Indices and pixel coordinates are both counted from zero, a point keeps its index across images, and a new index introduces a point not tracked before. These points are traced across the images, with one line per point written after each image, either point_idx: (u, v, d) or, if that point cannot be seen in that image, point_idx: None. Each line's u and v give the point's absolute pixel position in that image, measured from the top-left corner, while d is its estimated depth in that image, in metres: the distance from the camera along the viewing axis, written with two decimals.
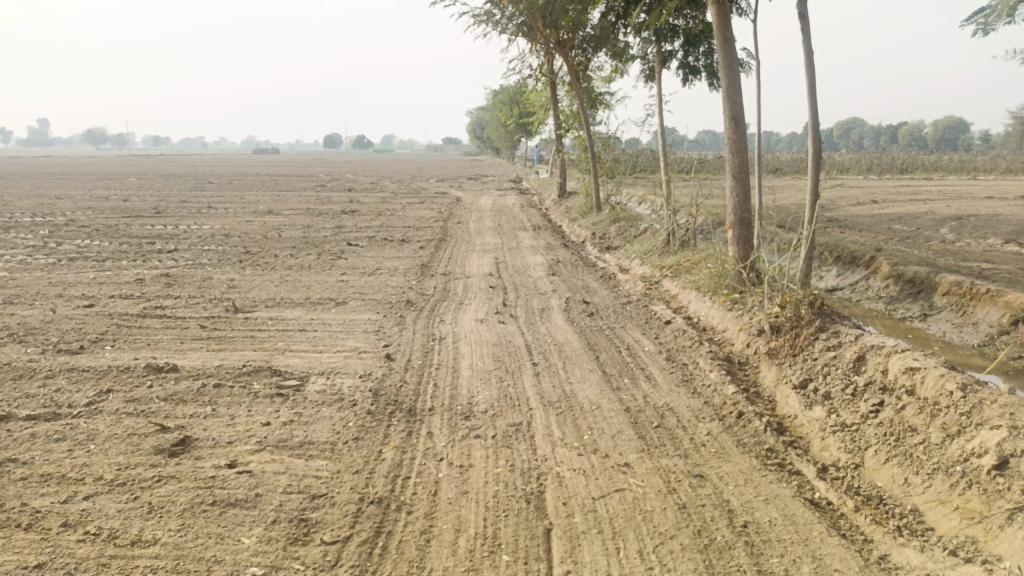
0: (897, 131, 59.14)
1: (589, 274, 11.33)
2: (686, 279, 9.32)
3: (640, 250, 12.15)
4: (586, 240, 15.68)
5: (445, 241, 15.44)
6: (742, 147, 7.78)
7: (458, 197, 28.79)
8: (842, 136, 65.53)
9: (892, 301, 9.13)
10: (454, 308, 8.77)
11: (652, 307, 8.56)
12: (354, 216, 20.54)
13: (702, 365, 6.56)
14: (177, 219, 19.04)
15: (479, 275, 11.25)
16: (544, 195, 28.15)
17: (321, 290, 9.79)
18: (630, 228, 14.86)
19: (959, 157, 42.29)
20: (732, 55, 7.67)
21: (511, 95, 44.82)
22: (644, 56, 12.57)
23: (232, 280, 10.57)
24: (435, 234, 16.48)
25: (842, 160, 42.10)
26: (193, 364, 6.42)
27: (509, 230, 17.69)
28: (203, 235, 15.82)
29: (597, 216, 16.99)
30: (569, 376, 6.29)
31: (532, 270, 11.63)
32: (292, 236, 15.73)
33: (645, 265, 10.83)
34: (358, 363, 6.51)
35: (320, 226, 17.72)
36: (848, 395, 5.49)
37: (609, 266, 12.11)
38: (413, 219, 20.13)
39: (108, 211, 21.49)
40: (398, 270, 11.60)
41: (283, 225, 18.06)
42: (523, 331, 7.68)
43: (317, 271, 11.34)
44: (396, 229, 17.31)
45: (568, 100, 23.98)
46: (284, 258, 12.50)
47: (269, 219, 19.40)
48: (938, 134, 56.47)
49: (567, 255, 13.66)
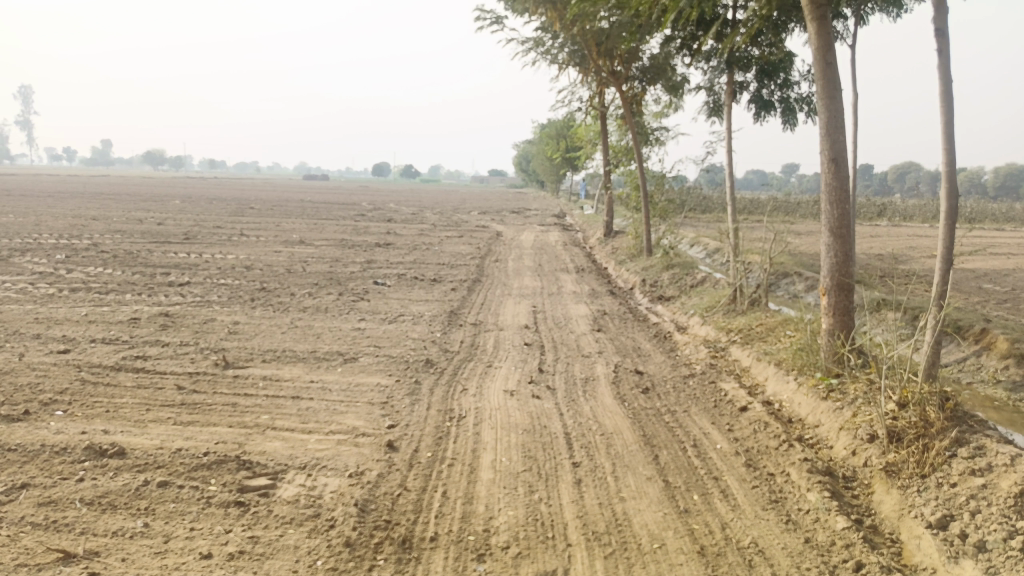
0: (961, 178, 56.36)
1: (640, 332, 9.85)
2: (760, 349, 7.78)
3: (699, 304, 10.64)
4: (635, 288, 14.21)
5: (480, 282, 14.16)
6: (844, 196, 6.30)
7: (499, 231, 27.63)
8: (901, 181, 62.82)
9: (1018, 387, 7.42)
10: (481, 373, 7.38)
11: (722, 385, 7.04)
12: (388, 250, 19.46)
13: (795, 479, 5.02)
14: (203, 247, 18.22)
15: (514, 327, 9.88)
16: (589, 232, 26.78)
17: (331, 342, 8.52)
18: (685, 276, 13.36)
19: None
20: (835, 85, 6.26)
21: (558, 128, 43.82)
22: (711, 88, 11.19)
23: (235, 323, 9.40)
24: (470, 274, 15.21)
25: (904, 205, 39.79)
26: (147, 446, 5.13)
27: (551, 272, 16.31)
28: (223, 266, 14.85)
29: (647, 260, 15.54)
30: (621, 488, 4.82)
31: (573, 323, 10.21)
32: (317, 271, 14.64)
33: (707, 326, 9.32)
34: (350, 454, 5.13)
35: (348, 260, 16.63)
36: (1015, 551, 3.89)
37: (663, 321, 10.62)
38: (449, 255, 18.92)
39: (137, 235, 20.92)
40: (423, 317, 10.31)
41: (311, 257, 17.05)
42: (561, 411, 6.24)
43: (333, 315, 10.11)
44: (428, 266, 16.11)
45: (619, 135, 22.70)
46: (300, 298, 11.34)
47: (297, 250, 18.45)
48: (1001, 181, 53.43)
49: (614, 305, 12.23)
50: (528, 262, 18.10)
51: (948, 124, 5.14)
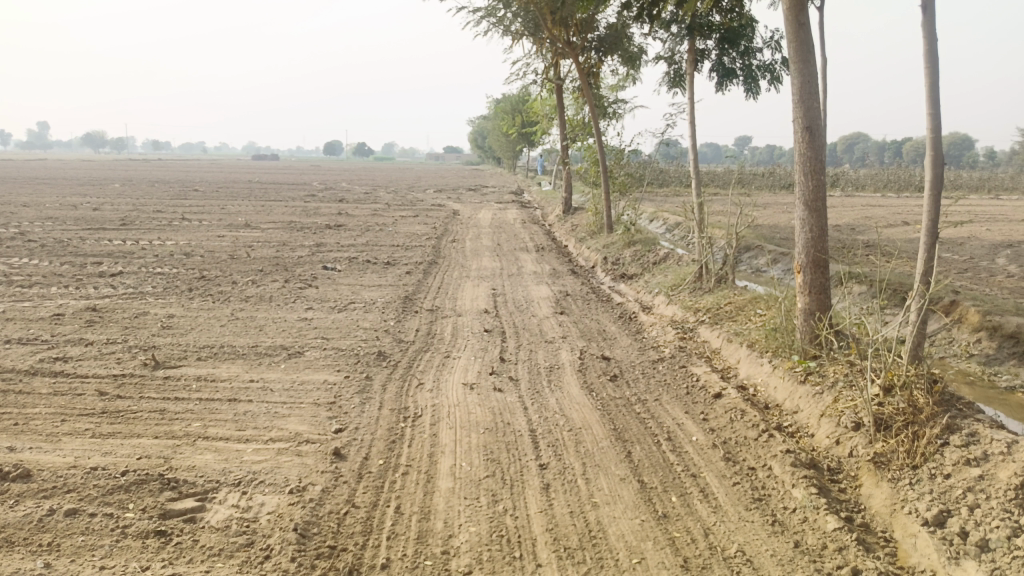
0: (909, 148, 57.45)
1: (604, 313, 9.44)
2: (730, 329, 7.43)
3: (663, 282, 10.29)
4: (596, 266, 13.80)
5: (436, 264, 13.59)
6: (819, 167, 5.92)
7: (455, 210, 26.95)
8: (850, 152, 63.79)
9: (991, 361, 7.23)
10: (438, 365, 6.86)
11: (693, 370, 6.66)
12: (340, 232, 18.69)
13: (779, 474, 4.65)
14: (142, 234, 17.21)
15: (473, 311, 9.39)
16: (547, 209, 26.31)
17: (275, 335, 7.89)
18: (647, 253, 13.01)
19: (979, 175, 40.43)
20: (808, 48, 5.85)
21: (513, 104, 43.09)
22: (671, 57, 10.74)
23: (170, 317, 8.68)
24: (426, 255, 14.61)
25: (855, 176, 40.25)
26: (58, 465, 4.46)
27: (510, 251, 15.80)
28: (161, 253, 13.97)
29: (608, 237, 15.16)
30: (593, 493, 4.39)
31: (534, 306, 9.74)
32: (263, 257, 13.87)
33: (673, 305, 8.94)
34: (292, 466, 4.58)
35: (297, 244, 15.87)
36: (1021, 550, 3.58)
37: (627, 301, 10.25)
38: (404, 235, 18.25)
39: (70, 222, 19.72)
40: (376, 303, 9.73)
41: (257, 242, 16.21)
42: (525, 405, 5.78)
43: (278, 305, 9.45)
44: (382, 248, 15.44)
45: (576, 109, 22.19)
46: (244, 286, 10.62)
47: (243, 234, 17.57)
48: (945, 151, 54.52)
49: (576, 284, 11.81)
50: (486, 241, 17.57)
51: (934, 87, 4.76)
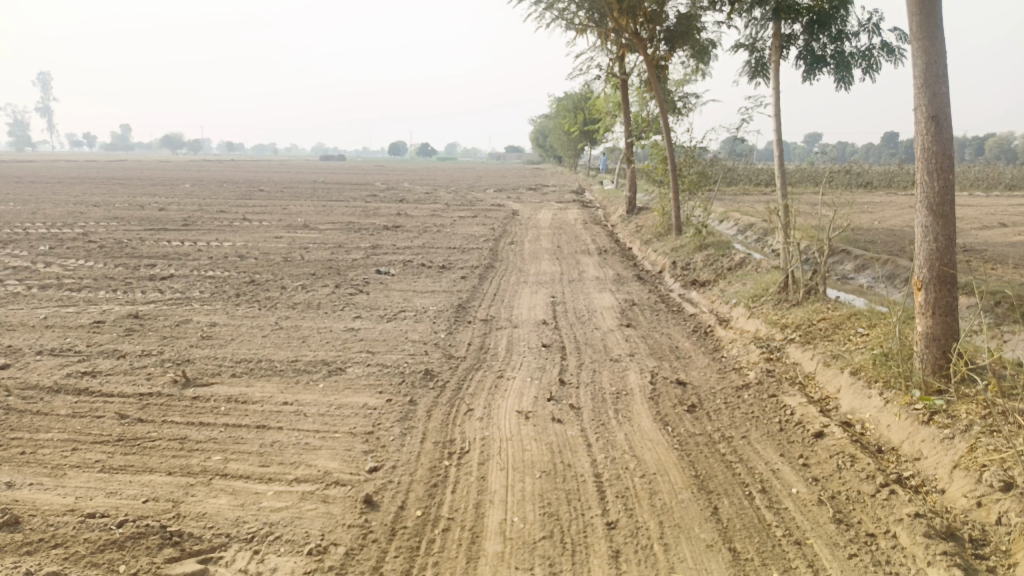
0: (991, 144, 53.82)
1: (676, 326, 8.55)
2: (826, 351, 6.46)
3: (741, 292, 9.34)
4: (664, 271, 12.87)
5: (493, 268, 12.91)
6: (947, 163, 4.92)
7: (515, 210, 26.30)
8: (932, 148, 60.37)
9: None
10: (490, 387, 6.13)
11: (785, 399, 5.75)
12: (396, 233, 18.22)
13: (908, 546, 3.73)
14: (200, 234, 17.11)
15: (531, 322, 8.65)
16: (610, 209, 25.37)
17: (317, 348, 7.32)
18: (721, 258, 12.03)
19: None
20: (934, 19, 4.88)
21: (575, 100, 42.13)
22: (753, 43, 9.74)
23: (212, 326, 8.23)
24: (483, 258, 13.94)
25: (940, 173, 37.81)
26: (53, 509, 3.93)
27: (571, 254, 14.99)
28: (215, 255, 13.71)
29: (677, 240, 14.19)
30: (674, 565, 3.57)
31: (598, 316, 8.93)
32: (317, 259, 13.43)
33: (755, 319, 7.99)
34: (314, 517, 3.92)
35: (352, 245, 15.44)
36: None
37: (700, 312, 9.33)
38: (461, 237, 17.65)
39: (134, 222, 19.87)
40: (428, 312, 9.10)
41: (312, 243, 15.86)
42: (589, 440, 4.99)
43: (325, 313, 8.91)
44: (438, 251, 14.86)
45: (642, 104, 21.20)
46: (292, 291, 10.15)
47: (299, 235, 17.27)
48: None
49: (643, 292, 10.95)
50: (547, 243, 16.82)
51: None
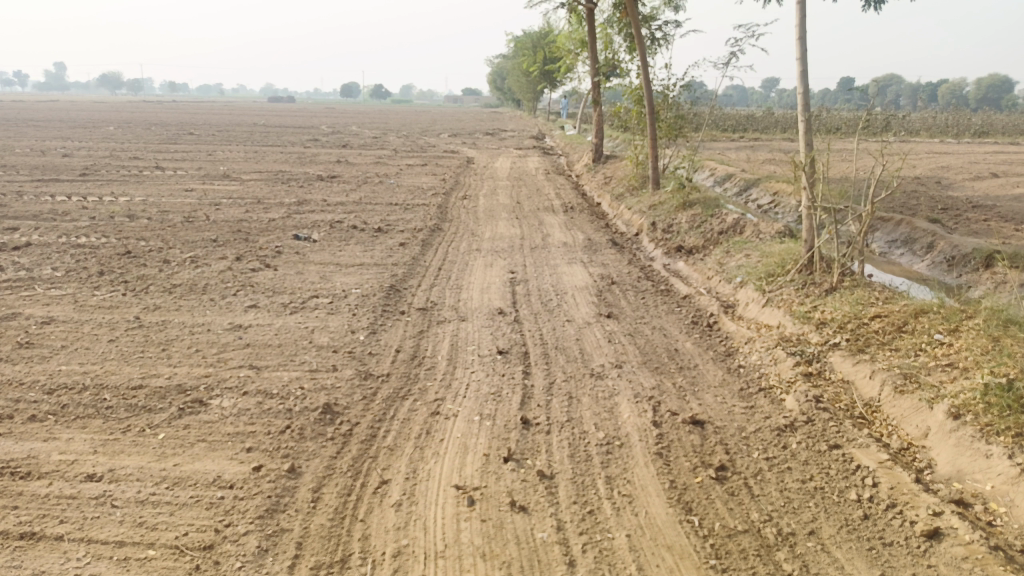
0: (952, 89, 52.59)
1: (670, 315, 6.63)
2: (893, 368, 4.61)
3: (745, 267, 7.48)
4: (641, 234, 10.97)
5: (439, 229, 10.81)
6: None
7: (470, 157, 24.03)
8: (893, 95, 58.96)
9: None
10: (416, 432, 4.14)
11: (855, 453, 3.89)
12: (331, 185, 15.84)
13: None
14: (96, 187, 14.50)
15: (482, 310, 6.66)
16: (573, 156, 23.28)
17: (180, 362, 5.20)
18: (709, 219, 10.16)
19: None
20: None
21: (535, 39, 39.39)
22: None
23: (44, 325, 6.01)
24: (429, 217, 11.81)
25: (910, 119, 36.47)
26: None
27: (532, 212, 12.92)
28: (101, 213, 11.28)
29: (653, 195, 12.28)
30: None
31: (569, 301, 6.95)
32: (226, 220, 11.10)
33: (775, 308, 6.12)
34: None
35: (276, 201, 13.12)
36: None
37: (694, 292, 7.44)
38: (406, 190, 15.38)
39: (25, 171, 17.05)
40: (349, 296, 7.02)
41: (228, 198, 13.43)
42: (571, 554, 3.05)
43: (210, 300, 6.74)
44: (376, 207, 12.65)
45: (610, 38, 18.93)
46: (176, 267, 7.91)
47: (216, 188, 14.81)
48: (982, 90, 50.23)
49: (619, 261, 9.03)
50: (504, 197, 14.74)
51: None
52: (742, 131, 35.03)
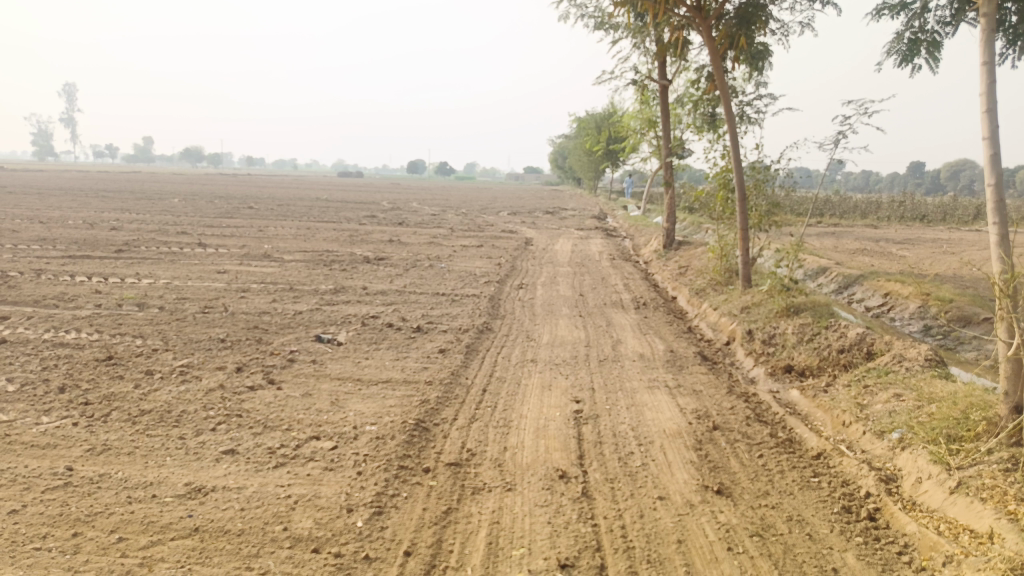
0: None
1: (806, 493, 4.65)
2: None
3: (898, 417, 5.48)
4: (733, 344, 9.05)
5: (488, 330, 9.12)
6: None
7: (529, 238, 22.68)
8: (966, 181, 56.63)
9: None
10: None
11: None
12: (375, 268, 14.48)
13: None
14: (125, 265, 13.45)
15: (536, 471, 4.81)
16: (640, 240, 21.64)
17: (83, 565, 3.49)
18: (820, 332, 8.20)
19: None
20: None
21: (599, 119, 38.64)
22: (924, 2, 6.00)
23: None
24: (477, 312, 10.18)
25: (1002, 206, 33.90)
26: None
27: (599, 308, 11.17)
28: (112, 299, 10.02)
29: (742, 296, 10.42)
30: None
31: (658, 459, 5.07)
32: (246, 311, 9.69)
33: (977, 502, 4.09)
34: None
35: (310, 287, 11.73)
36: None
37: (829, 448, 5.44)
38: (456, 276, 13.87)
39: (64, 244, 16.31)
40: (358, 437, 5.27)
41: (258, 282, 12.12)
42: None
43: (178, 440, 5.13)
44: (420, 298, 11.11)
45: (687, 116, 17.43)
46: (158, 383, 6.34)
47: (251, 269, 13.59)
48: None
49: (712, 386, 7.11)
50: (566, 287, 13.06)
51: None
52: (818, 216, 33.09)
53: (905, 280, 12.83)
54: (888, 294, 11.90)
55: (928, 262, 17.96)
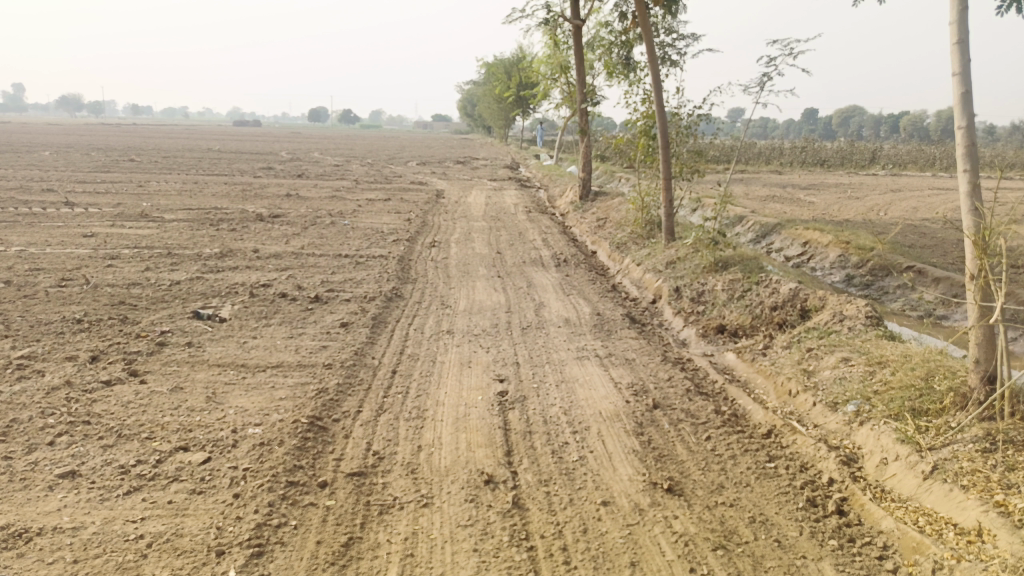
0: (916, 123, 52.65)
1: (764, 484, 4.08)
2: None
3: (850, 386, 5.02)
4: (660, 303, 8.51)
5: (397, 296, 8.21)
6: None
7: (439, 190, 21.61)
8: (859, 127, 58.97)
9: None
10: None
11: None
12: (271, 227, 13.15)
13: None
14: None
15: (456, 475, 4.04)
16: (554, 190, 20.95)
17: None
18: (752, 289, 7.74)
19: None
20: None
21: (508, 64, 37.40)
22: None
23: None
24: (385, 276, 9.22)
25: (896, 150, 35.23)
26: None
27: (516, 267, 10.40)
28: None
29: (667, 250, 9.90)
30: None
31: (596, 450, 4.39)
32: (112, 282, 8.34)
33: (958, 491, 3.61)
34: None
35: (194, 252, 10.40)
36: None
37: (779, 424, 4.93)
38: (361, 234, 12.75)
39: None
40: (238, 444, 4.34)
41: (131, 247, 10.65)
42: None
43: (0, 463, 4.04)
44: (320, 261, 10.01)
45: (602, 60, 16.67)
46: None
47: (125, 232, 12.01)
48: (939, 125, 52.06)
49: (645, 353, 6.51)
50: (480, 244, 12.22)
51: None
52: (726, 163, 33.40)
53: (822, 227, 12.68)
54: (808, 242, 11.67)
55: (836, 208, 18.11)
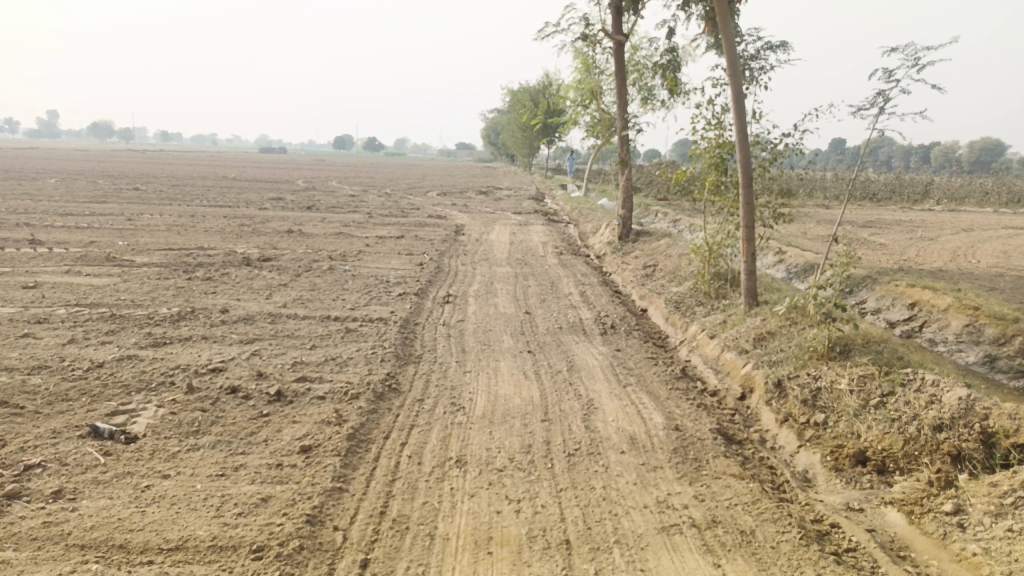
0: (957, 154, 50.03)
1: None
2: None
3: None
4: (755, 404, 6.15)
5: (387, 391, 5.92)
6: None
7: (459, 225, 19.50)
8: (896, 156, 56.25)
9: None
10: None
11: None
12: (256, 275, 11.01)
13: None
14: None
15: None
16: (586, 227, 18.70)
17: None
18: (896, 396, 5.36)
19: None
20: None
21: (533, 91, 35.55)
22: None
23: None
24: (376, 353, 6.96)
25: (949, 182, 32.42)
26: None
27: (552, 335, 8.13)
28: None
29: (749, 320, 7.55)
30: None
31: None
32: (11, 366, 6.19)
33: None
34: None
35: (144, 312, 8.26)
36: None
37: None
38: (361, 285, 10.56)
39: None
40: None
41: (71, 305, 8.54)
42: None
43: None
44: (299, 328, 7.79)
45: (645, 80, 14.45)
46: None
47: (75, 281, 9.93)
48: (978, 154, 49.15)
49: (764, 511, 4.15)
50: (505, 299, 9.98)
51: None
52: None
53: (925, 281, 10.24)
54: (915, 303, 9.25)
55: (913, 252, 15.61)
